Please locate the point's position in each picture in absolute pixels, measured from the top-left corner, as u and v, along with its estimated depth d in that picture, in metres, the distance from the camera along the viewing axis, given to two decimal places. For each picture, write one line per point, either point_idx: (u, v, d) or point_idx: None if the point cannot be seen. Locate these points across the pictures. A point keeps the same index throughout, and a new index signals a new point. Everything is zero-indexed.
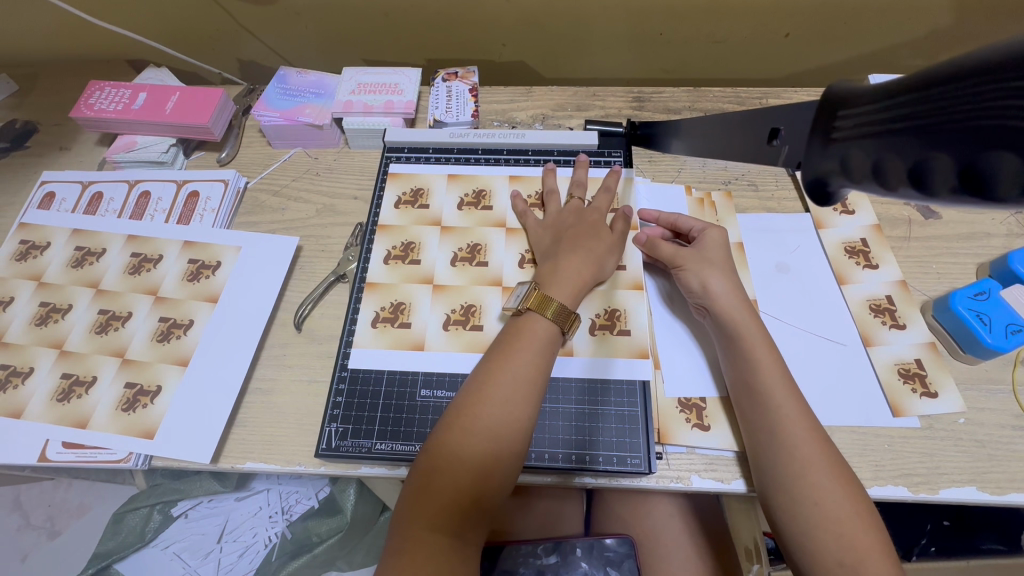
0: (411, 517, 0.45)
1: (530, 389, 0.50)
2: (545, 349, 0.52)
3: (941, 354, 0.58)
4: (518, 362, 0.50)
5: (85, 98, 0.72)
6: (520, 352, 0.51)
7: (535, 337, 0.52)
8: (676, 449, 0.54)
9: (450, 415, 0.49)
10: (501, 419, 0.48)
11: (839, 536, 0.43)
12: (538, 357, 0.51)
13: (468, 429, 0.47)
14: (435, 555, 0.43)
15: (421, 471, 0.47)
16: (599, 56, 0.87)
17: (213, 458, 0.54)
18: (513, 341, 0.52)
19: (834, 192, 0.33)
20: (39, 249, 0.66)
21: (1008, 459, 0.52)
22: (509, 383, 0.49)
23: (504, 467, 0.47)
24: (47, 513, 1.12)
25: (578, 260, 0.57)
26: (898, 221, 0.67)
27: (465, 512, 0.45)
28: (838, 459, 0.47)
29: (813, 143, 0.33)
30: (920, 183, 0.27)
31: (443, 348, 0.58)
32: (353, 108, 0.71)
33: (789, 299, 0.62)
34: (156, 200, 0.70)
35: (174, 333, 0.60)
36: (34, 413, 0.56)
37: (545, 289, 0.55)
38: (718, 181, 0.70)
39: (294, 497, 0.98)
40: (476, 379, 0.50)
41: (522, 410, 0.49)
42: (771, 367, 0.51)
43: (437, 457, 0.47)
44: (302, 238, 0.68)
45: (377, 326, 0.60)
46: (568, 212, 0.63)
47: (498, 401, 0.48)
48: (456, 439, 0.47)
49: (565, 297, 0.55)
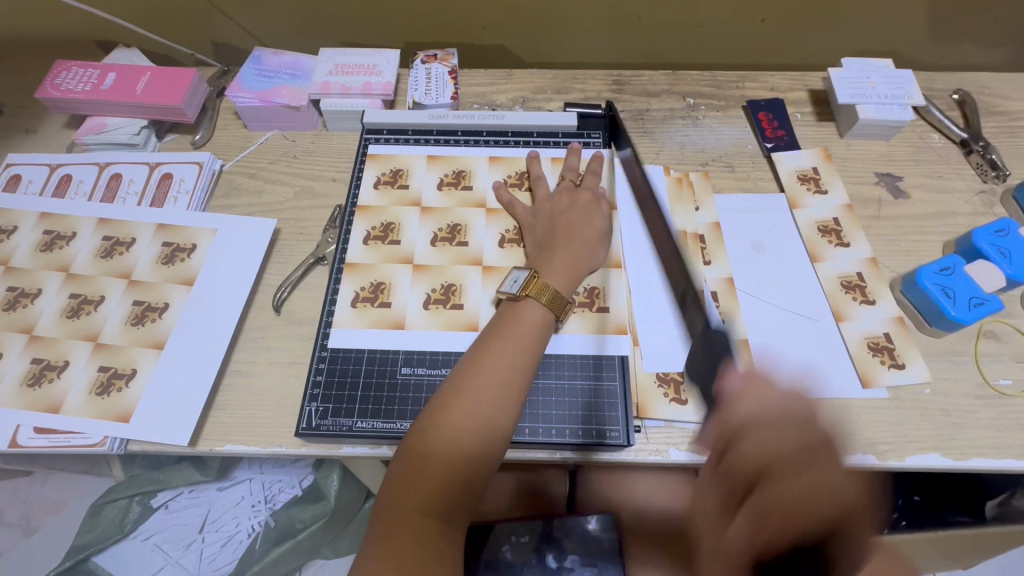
0: (400, 498, 0.45)
1: (523, 376, 0.50)
2: (540, 336, 0.52)
3: (909, 328, 0.60)
4: (513, 349, 0.51)
5: (51, 77, 0.70)
6: (516, 337, 0.51)
7: (530, 324, 0.52)
8: (655, 423, 0.55)
9: (444, 398, 0.48)
10: (496, 406, 0.48)
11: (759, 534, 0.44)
12: (532, 344, 0.52)
13: (463, 415, 0.47)
14: (422, 538, 0.43)
15: (412, 453, 0.46)
16: (578, 40, 0.87)
17: (192, 441, 0.53)
18: (509, 326, 0.52)
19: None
20: (5, 233, 0.64)
21: (970, 426, 0.55)
22: (503, 369, 0.49)
23: (495, 453, 0.47)
24: (22, 510, 1.10)
25: (574, 245, 0.58)
26: (869, 200, 0.69)
27: (454, 497, 0.46)
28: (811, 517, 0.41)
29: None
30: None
31: (425, 329, 0.58)
32: (330, 90, 0.71)
33: (762, 276, 0.63)
34: (128, 182, 0.68)
35: (149, 317, 0.59)
36: (3, 398, 0.54)
37: (543, 275, 0.56)
38: (695, 163, 0.71)
39: (277, 486, 0.96)
40: (471, 363, 0.50)
41: (515, 396, 0.49)
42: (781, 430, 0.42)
43: (429, 441, 0.47)
44: (280, 221, 0.67)
45: (358, 306, 0.59)
46: (560, 194, 0.63)
47: (492, 385, 0.48)
48: (450, 424, 0.47)
49: (560, 283, 0.56)
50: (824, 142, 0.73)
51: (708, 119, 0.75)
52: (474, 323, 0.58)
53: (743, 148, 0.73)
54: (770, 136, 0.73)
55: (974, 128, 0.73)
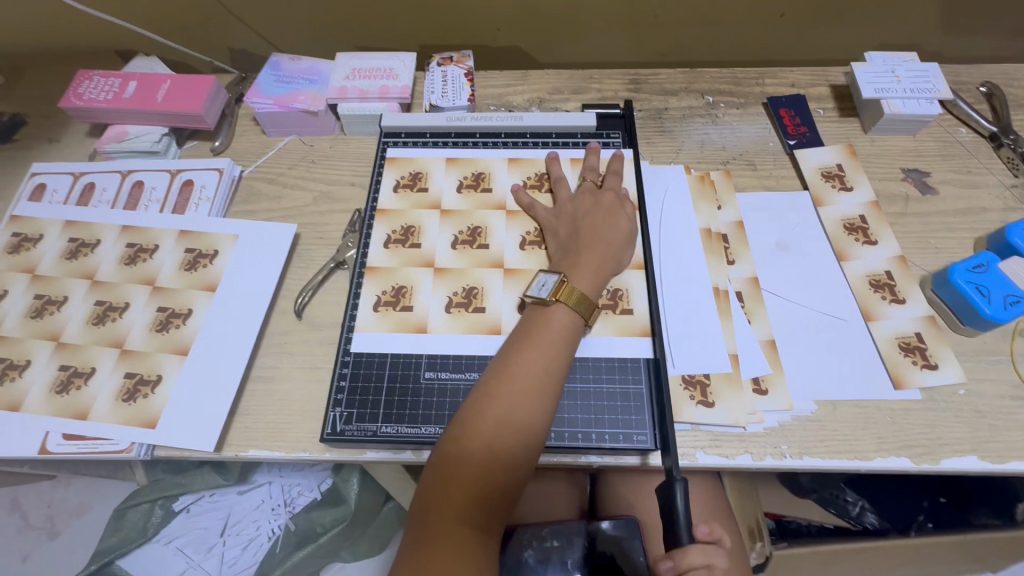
0: (433, 505, 0.45)
1: (554, 382, 0.50)
2: (570, 339, 0.52)
3: (940, 327, 0.58)
4: (543, 354, 0.50)
5: (74, 87, 0.71)
6: (545, 342, 0.51)
7: (559, 328, 0.52)
8: (681, 426, 0.54)
9: (477, 403, 0.48)
10: (528, 411, 0.48)
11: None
12: (561, 348, 0.51)
13: (496, 421, 0.47)
14: (457, 547, 0.42)
15: (446, 460, 0.46)
16: (594, 38, 0.86)
17: (217, 446, 0.54)
18: (538, 331, 0.52)
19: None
20: (32, 242, 0.65)
21: (1008, 428, 0.53)
22: (534, 374, 0.49)
23: (527, 459, 0.47)
24: (46, 514, 1.11)
25: (599, 250, 0.57)
26: (896, 197, 0.67)
27: (488, 504, 0.45)
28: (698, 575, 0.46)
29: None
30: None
31: (448, 333, 0.58)
32: (347, 94, 0.71)
33: (789, 275, 0.62)
34: (150, 190, 0.69)
35: (173, 323, 0.59)
36: (32, 405, 0.55)
37: (572, 279, 0.55)
38: (716, 161, 0.70)
39: (297, 490, 0.96)
40: (501, 368, 0.50)
41: (547, 401, 0.49)
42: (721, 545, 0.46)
43: (463, 448, 0.46)
44: (300, 226, 0.67)
45: (380, 310, 0.59)
46: (583, 197, 0.63)
47: (524, 391, 0.48)
48: (483, 430, 0.46)
49: (587, 287, 0.55)
50: (847, 138, 0.72)
51: (728, 117, 0.74)
52: (498, 327, 0.58)
53: (764, 146, 0.72)
54: (791, 133, 0.72)
55: (1004, 120, 0.71)
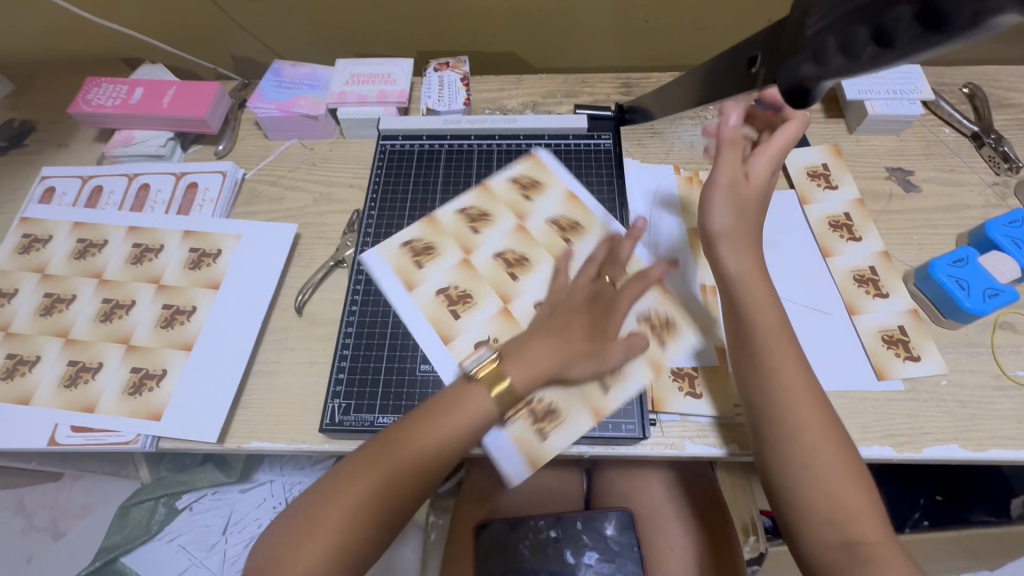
0: (292, 545, 0.45)
1: (448, 458, 0.50)
2: (480, 425, 0.51)
3: (923, 320, 0.60)
4: (448, 430, 0.50)
5: (83, 93, 0.73)
6: (455, 420, 0.50)
7: (474, 410, 0.51)
8: (670, 417, 0.56)
9: (366, 460, 0.48)
10: (416, 477, 0.49)
11: (830, 497, 0.46)
12: (468, 420, 0.50)
13: (384, 484, 0.48)
14: None
15: (312, 512, 0.47)
16: (587, 44, 0.88)
17: (220, 438, 0.55)
18: (449, 403, 0.51)
19: (813, 90, 0.40)
20: (41, 242, 0.67)
21: (989, 417, 0.55)
22: (432, 446, 0.49)
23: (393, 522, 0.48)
24: (50, 515, 1.13)
25: (547, 344, 0.54)
26: (880, 195, 0.69)
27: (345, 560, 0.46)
28: (832, 424, 0.49)
29: (788, 56, 0.42)
30: (887, 42, 0.34)
31: (423, 313, 0.61)
32: (347, 99, 0.73)
33: (775, 270, 0.64)
34: (156, 192, 0.71)
35: (177, 320, 0.61)
36: (41, 399, 0.57)
37: (506, 363, 0.53)
38: (705, 161, 0.72)
39: (298, 488, 0.98)
40: (402, 430, 0.50)
41: (438, 468, 0.50)
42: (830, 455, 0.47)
43: (332, 507, 0.46)
44: (300, 227, 0.69)
45: (405, 248, 0.65)
46: (580, 286, 0.59)
47: (416, 458, 0.49)
48: (356, 494, 0.47)
49: (519, 379, 0.52)
50: (833, 138, 0.74)
51: (717, 118, 0.76)
52: (451, 336, 0.59)
53: None
54: None
55: (985, 120, 0.73)
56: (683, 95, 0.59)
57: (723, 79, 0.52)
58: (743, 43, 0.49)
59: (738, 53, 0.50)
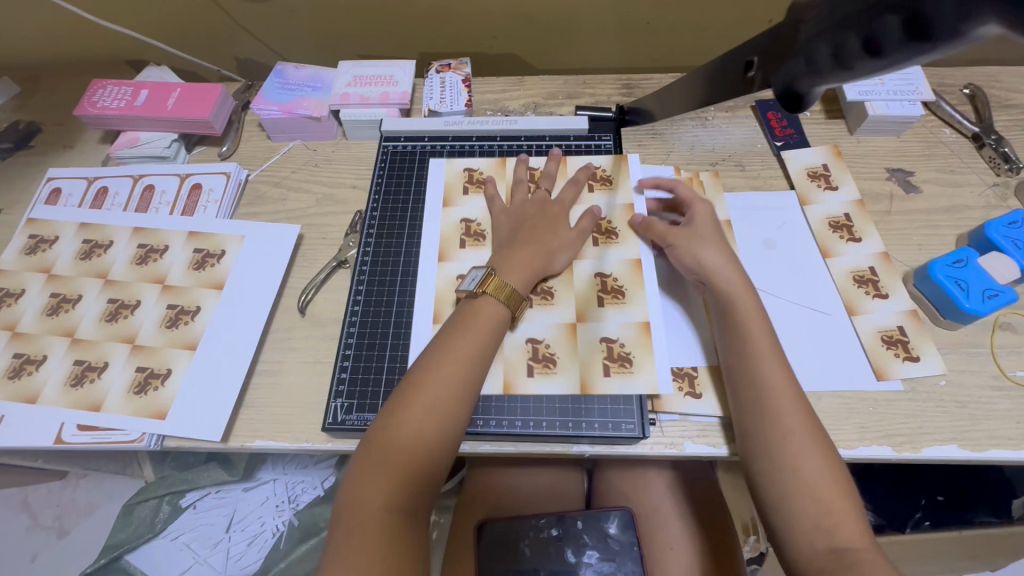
0: (363, 492, 0.46)
1: (479, 370, 0.52)
2: (497, 332, 0.55)
3: (922, 321, 0.60)
4: (472, 343, 0.53)
5: (88, 95, 0.74)
6: (473, 333, 0.54)
7: (486, 320, 0.55)
8: (670, 417, 0.56)
9: (407, 392, 0.50)
10: (457, 393, 0.51)
11: (816, 500, 0.46)
12: (489, 336, 0.54)
13: (426, 407, 0.49)
14: (387, 534, 0.44)
15: (372, 451, 0.48)
16: (588, 45, 0.89)
17: (224, 437, 0.56)
18: (468, 321, 0.55)
19: (808, 93, 0.43)
20: (48, 243, 0.68)
21: (988, 418, 0.55)
22: (463, 362, 0.52)
23: (450, 445, 0.50)
24: (56, 513, 1.14)
25: (526, 259, 0.59)
26: (880, 196, 0.69)
27: (418, 488, 0.47)
28: (819, 429, 0.50)
29: (781, 61, 0.43)
30: (874, 50, 0.35)
31: (444, 232, 0.66)
32: (349, 101, 0.74)
33: (775, 271, 0.64)
34: (161, 193, 0.72)
35: (182, 320, 0.62)
36: (48, 398, 0.58)
37: (499, 274, 0.58)
38: (706, 162, 0.73)
39: (302, 487, 0.99)
40: (431, 359, 0.52)
41: (474, 385, 0.52)
42: (812, 459, 0.48)
43: (389, 441, 0.48)
44: (303, 228, 0.70)
45: (467, 171, 0.71)
46: (534, 205, 0.65)
47: (451, 380, 0.51)
48: (408, 423, 0.49)
49: (496, 309, 0.55)
50: (833, 139, 0.74)
51: (718, 119, 0.76)
52: (448, 258, 0.64)
53: (753, 147, 0.74)
54: (779, 135, 0.74)
55: (986, 121, 0.73)
56: (684, 97, 0.60)
57: (720, 83, 0.53)
58: (737, 48, 0.50)
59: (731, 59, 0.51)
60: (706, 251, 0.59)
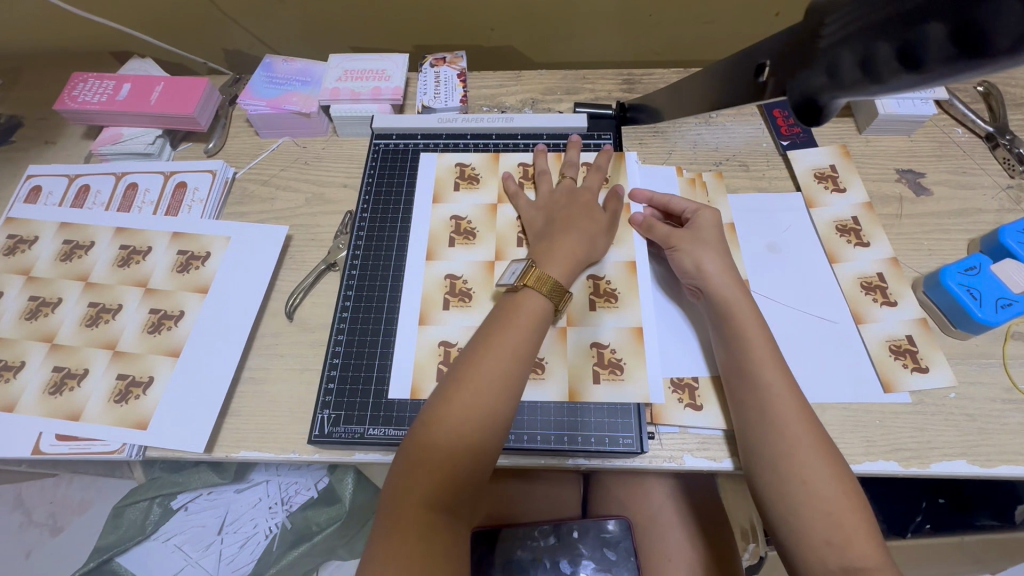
0: (403, 491, 0.44)
1: (524, 366, 0.50)
2: (540, 326, 0.52)
3: (932, 330, 0.58)
4: (517, 338, 0.51)
5: (69, 90, 0.71)
6: (516, 327, 0.51)
7: (530, 314, 0.52)
8: (669, 429, 0.55)
9: (448, 389, 0.48)
10: (501, 391, 0.48)
11: (827, 514, 0.44)
12: (531, 332, 0.51)
13: (467, 406, 0.47)
14: (427, 535, 0.42)
15: (416, 447, 0.46)
16: (589, 38, 0.86)
17: (207, 447, 0.54)
18: (510, 317, 0.52)
19: (826, 106, 0.39)
20: (27, 244, 0.65)
21: (999, 432, 0.53)
22: (508, 356, 0.50)
23: (494, 445, 0.47)
24: (49, 510, 1.13)
25: (563, 251, 0.57)
26: (890, 198, 0.67)
27: (459, 490, 0.45)
28: (825, 439, 0.48)
29: (800, 68, 0.41)
30: (915, 62, 0.32)
31: (433, 230, 0.65)
32: (340, 96, 0.71)
33: (780, 278, 0.62)
34: (144, 192, 0.69)
35: (165, 325, 0.59)
36: (25, 406, 0.56)
37: (541, 266, 0.56)
38: (709, 162, 0.70)
39: (295, 488, 0.97)
40: (473, 354, 0.50)
41: (518, 383, 0.49)
42: (821, 471, 0.46)
43: (433, 437, 0.46)
44: (292, 228, 0.67)
45: (459, 166, 0.69)
46: (562, 192, 0.63)
47: (495, 376, 0.48)
48: (453, 419, 0.47)
49: (540, 303, 0.53)
50: (841, 138, 0.71)
51: (722, 117, 0.74)
52: (438, 257, 0.63)
53: (758, 146, 0.71)
54: (785, 134, 0.72)
55: (1000, 121, 0.70)
56: (692, 97, 0.57)
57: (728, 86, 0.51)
58: (750, 51, 0.48)
59: (744, 61, 0.49)
60: (707, 257, 0.57)
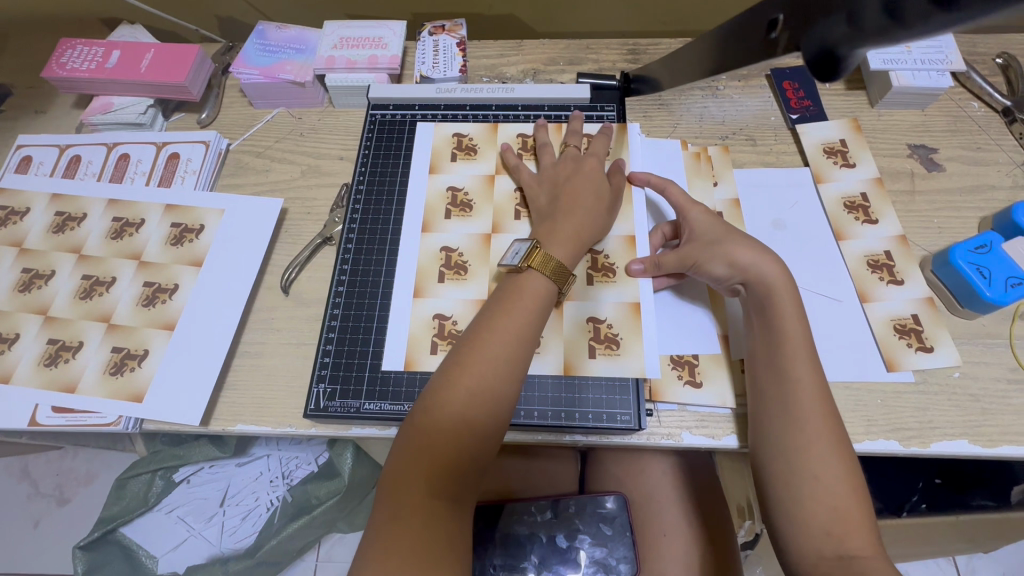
0: (405, 477, 0.44)
1: (526, 349, 0.49)
2: (542, 307, 0.51)
3: (938, 309, 0.57)
4: (519, 320, 0.50)
5: (56, 56, 0.69)
6: (518, 309, 0.50)
7: (532, 296, 0.51)
8: (668, 407, 0.54)
9: (449, 374, 0.47)
10: (504, 376, 0.47)
11: (833, 508, 0.43)
12: (533, 315, 0.50)
13: (470, 391, 0.46)
14: (431, 522, 0.42)
15: (419, 432, 0.45)
16: (592, 7, 0.83)
17: (203, 421, 0.54)
18: (512, 299, 0.51)
19: (847, 57, 0.38)
20: (18, 215, 0.64)
21: (1002, 412, 0.52)
22: (509, 339, 0.49)
23: (496, 428, 0.47)
24: (55, 481, 1.14)
25: (565, 226, 0.55)
26: (900, 174, 0.65)
27: (462, 476, 0.45)
28: (841, 435, 0.47)
29: (816, 17, 0.39)
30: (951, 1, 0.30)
31: (428, 201, 0.63)
32: (335, 65, 0.69)
33: (785, 255, 0.61)
34: (136, 163, 0.68)
35: (159, 298, 0.59)
36: (21, 377, 0.55)
37: (545, 246, 0.54)
38: (715, 136, 0.68)
39: (296, 463, 0.98)
40: (474, 337, 0.49)
41: (520, 366, 0.48)
42: (832, 465, 0.45)
43: (435, 422, 0.45)
44: (287, 201, 0.66)
45: (457, 136, 0.67)
46: (561, 163, 0.61)
47: (497, 360, 0.47)
48: (455, 404, 0.46)
49: (541, 283, 0.52)
50: (853, 112, 0.69)
51: (730, 89, 0.71)
52: (433, 229, 0.61)
53: (766, 120, 0.69)
54: (794, 107, 0.69)
55: (1019, 94, 0.67)
56: (695, 64, 0.55)
57: (736, 44, 0.48)
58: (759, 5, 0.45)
59: (751, 17, 0.46)
60: (742, 238, 0.54)
